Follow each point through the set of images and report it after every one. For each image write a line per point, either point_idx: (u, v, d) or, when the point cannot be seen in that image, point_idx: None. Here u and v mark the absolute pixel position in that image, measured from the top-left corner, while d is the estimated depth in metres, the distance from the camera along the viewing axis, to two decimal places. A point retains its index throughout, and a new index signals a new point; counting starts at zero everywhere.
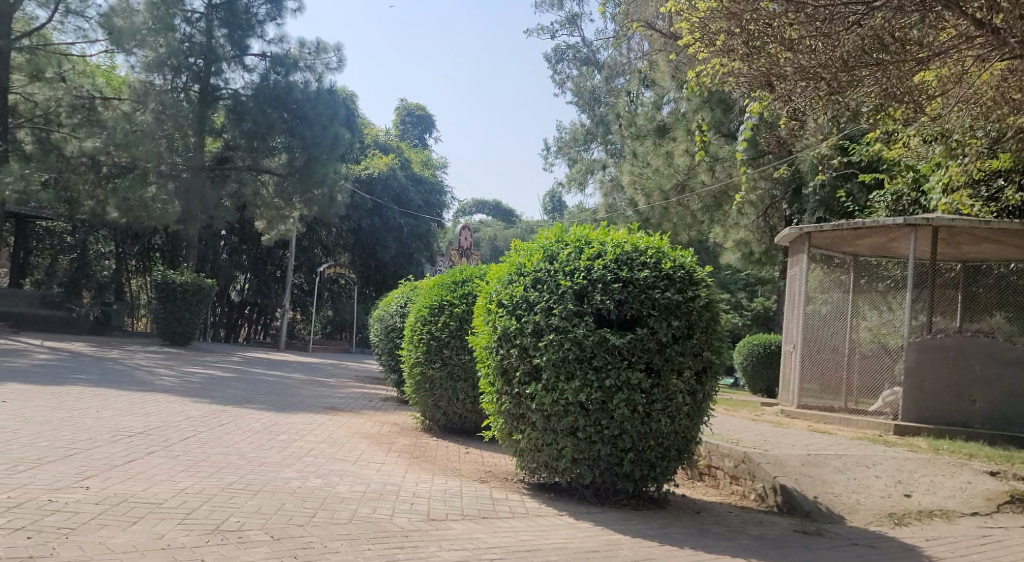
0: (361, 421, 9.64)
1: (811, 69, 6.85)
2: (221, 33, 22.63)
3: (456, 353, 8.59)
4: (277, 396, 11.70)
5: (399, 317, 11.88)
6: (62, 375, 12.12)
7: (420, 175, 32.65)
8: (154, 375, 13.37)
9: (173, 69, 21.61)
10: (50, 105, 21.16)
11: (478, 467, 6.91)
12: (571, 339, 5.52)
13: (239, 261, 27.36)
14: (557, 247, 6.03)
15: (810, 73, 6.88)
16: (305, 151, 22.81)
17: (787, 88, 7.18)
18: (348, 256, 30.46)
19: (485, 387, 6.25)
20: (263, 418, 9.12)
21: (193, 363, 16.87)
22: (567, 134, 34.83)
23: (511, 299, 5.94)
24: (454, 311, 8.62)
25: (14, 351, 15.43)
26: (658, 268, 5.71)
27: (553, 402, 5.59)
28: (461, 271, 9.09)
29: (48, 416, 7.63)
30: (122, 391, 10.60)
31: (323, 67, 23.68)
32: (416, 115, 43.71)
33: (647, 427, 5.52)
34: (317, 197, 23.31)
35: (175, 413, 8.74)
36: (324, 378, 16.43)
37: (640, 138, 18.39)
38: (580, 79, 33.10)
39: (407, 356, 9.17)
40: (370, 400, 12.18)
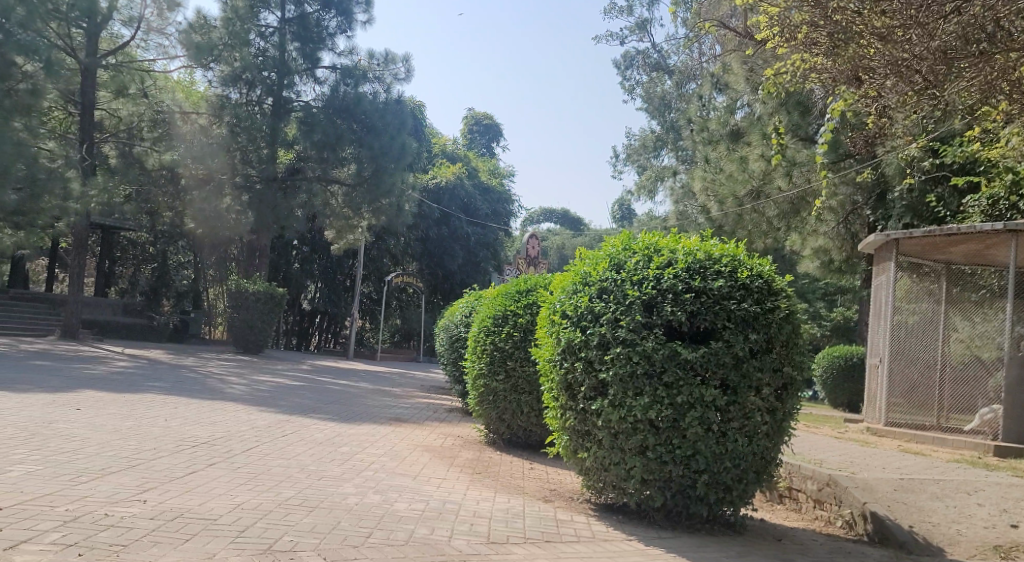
0: (424, 433, 9.50)
1: (904, 62, 6.46)
2: (294, 46, 23.08)
3: (520, 364, 8.35)
4: (342, 405, 11.68)
5: (464, 326, 11.74)
6: (137, 382, 12.35)
7: (488, 184, 32.64)
8: (223, 382, 13.55)
9: (248, 83, 22.36)
10: (133, 120, 21.78)
11: (542, 484, 6.64)
12: (640, 353, 5.19)
13: (310, 270, 27.81)
14: (624, 255, 5.71)
15: (903, 66, 6.48)
16: (373, 161, 22.93)
17: (876, 83, 6.78)
18: (417, 265, 30.67)
19: (548, 402, 5.96)
20: (326, 428, 9.05)
21: (264, 370, 17.11)
22: (636, 141, 34.29)
23: (576, 309, 5.65)
24: (519, 321, 8.39)
25: (95, 359, 15.91)
26: (734, 277, 5.35)
27: (621, 419, 5.27)
28: (526, 280, 8.86)
29: (117, 424, 7.67)
30: (191, 398, 10.71)
31: (392, 78, 24.00)
32: (485, 124, 43.83)
33: (722, 448, 5.15)
34: (385, 206, 23.56)
35: (241, 422, 8.74)
36: (390, 387, 16.43)
37: (714, 144, 17.93)
38: (650, 85, 32.44)
39: (470, 368, 8.98)
40: (434, 411, 12.04)
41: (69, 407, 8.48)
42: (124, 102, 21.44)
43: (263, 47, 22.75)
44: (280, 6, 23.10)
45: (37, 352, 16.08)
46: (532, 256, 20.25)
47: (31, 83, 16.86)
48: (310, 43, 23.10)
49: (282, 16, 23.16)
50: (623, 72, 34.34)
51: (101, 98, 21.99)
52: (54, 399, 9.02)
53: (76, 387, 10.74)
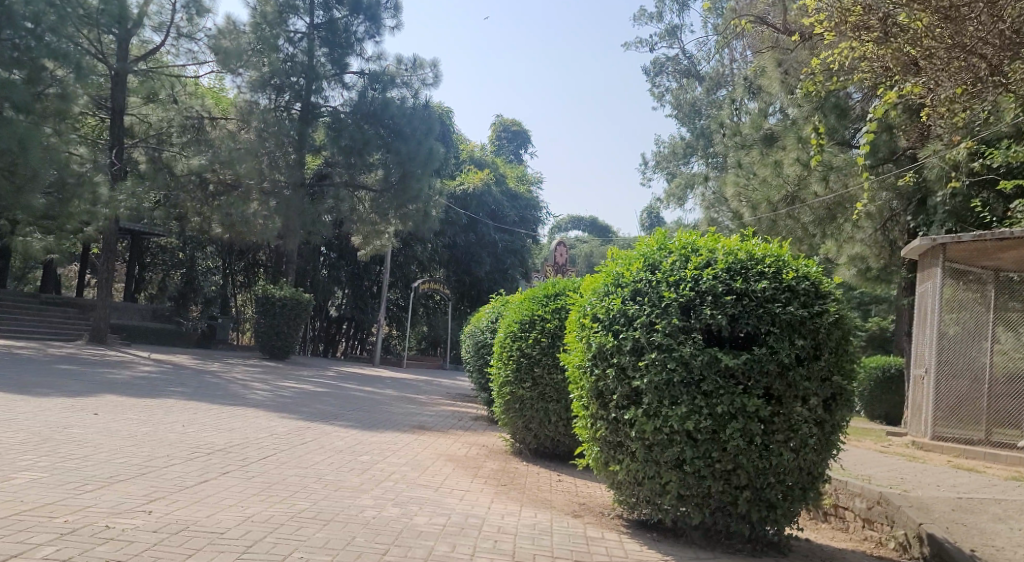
0: (449, 441, 9.19)
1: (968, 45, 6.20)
2: (323, 53, 23.06)
3: (547, 371, 8.02)
4: (365, 412, 11.44)
5: (490, 332, 11.44)
6: (160, 387, 12.21)
7: (515, 191, 32.38)
8: (246, 388, 13.38)
9: (276, 88, 22.35)
10: (163, 125, 21.94)
11: (571, 498, 6.30)
12: (677, 359, 4.85)
13: (337, 276, 27.74)
14: (660, 255, 5.36)
15: (966, 49, 6.22)
16: (400, 167, 22.85)
17: (933, 69, 6.52)
18: (444, 272, 30.48)
19: (578, 410, 5.62)
20: (348, 436, 8.78)
21: (288, 376, 16.95)
22: (666, 148, 33.84)
23: (607, 312, 5.32)
24: (546, 326, 8.07)
25: (121, 363, 15.85)
26: (779, 278, 4.98)
27: (656, 430, 4.92)
28: (554, 283, 8.54)
29: (133, 430, 7.47)
30: (212, 404, 10.52)
31: (420, 83, 23.83)
32: (512, 131, 43.62)
33: (766, 463, 4.78)
34: (411, 212, 23.45)
35: (260, 429, 8.50)
36: (415, 394, 16.18)
37: (747, 148, 17.51)
38: (680, 92, 31.98)
39: (497, 374, 8.67)
40: (459, 419, 11.74)
41: (86, 412, 8.30)
42: (154, 108, 21.58)
43: (292, 53, 22.66)
44: (309, 11, 23.06)
45: (63, 356, 16.04)
46: (560, 263, 19.92)
47: (60, 86, 16.93)
48: (337, 48, 23.04)
49: (311, 21, 23.12)
50: (652, 78, 33.97)
51: (131, 103, 22.11)
52: (72, 404, 8.86)
53: (98, 391, 10.61)
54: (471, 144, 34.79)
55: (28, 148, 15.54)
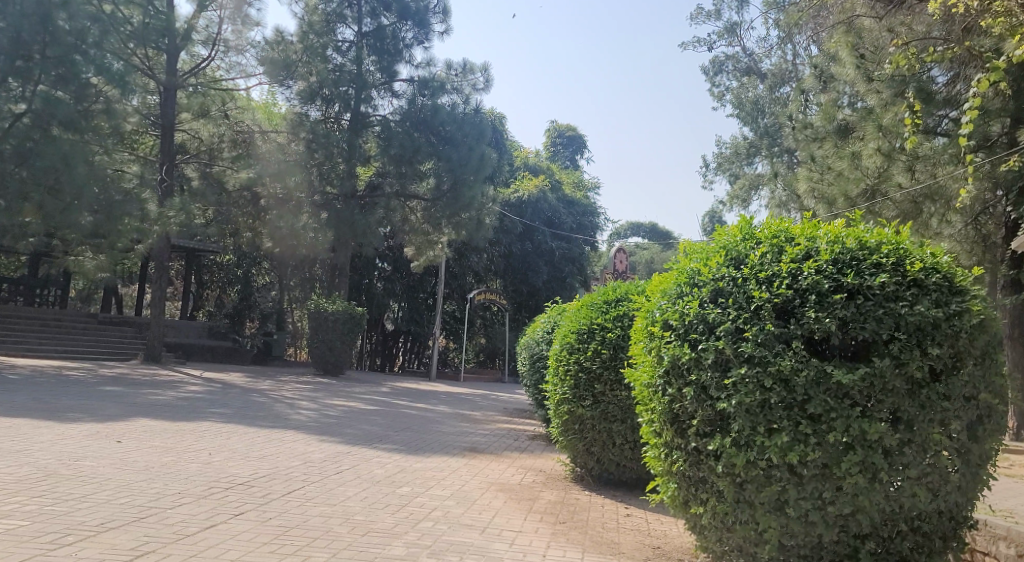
0: (502, 466, 8.28)
1: None
2: (372, 62, 22.48)
3: (609, 387, 7.08)
4: (413, 433, 10.64)
5: (545, 344, 10.54)
6: (202, 408, 11.64)
7: (572, 197, 31.51)
8: (292, 407, 12.72)
9: (326, 99, 21.85)
10: (214, 140, 21.84)
11: (642, 540, 5.33)
12: (774, 375, 3.86)
13: (392, 289, 27.28)
14: (745, 247, 4.36)
15: None
16: (451, 174, 22.23)
17: None
18: (500, 282, 29.76)
19: (648, 437, 4.67)
20: (390, 462, 7.95)
21: (338, 393, 16.31)
22: (727, 149, 32.40)
23: (681, 318, 4.34)
24: (606, 336, 7.15)
25: (169, 383, 15.42)
26: (902, 271, 3.94)
27: (750, 466, 3.93)
28: (614, 289, 7.65)
29: (153, 460, 6.78)
30: (251, 426, 9.84)
31: (471, 88, 23.14)
32: (568, 136, 42.77)
33: (895, 506, 3.76)
34: (465, 220, 22.74)
35: (294, 456, 7.75)
36: (469, 410, 15.36)
37: (820, 141, 16.20)
38: (740, 91, 30.19)
39: (552, 391, 7.75)
40: (515, 439, 10.84)
41: (110, 440, 7.66)
42: (205, 124, 21.44)
43: (341, 62, 22.15)
44: (357, 20, 22.64)
45: (112, 377, 15.69)
46: (620, 269, 18.93)
47: (106, 102, 16.72)
48: (386, 56, 22.42)
49: (359, 30, 22.67)
50: (711, 78, 32.69)
51: (183, 119, 22.00)
52: (98, 430, 8.26)
53: (133, 415, 10.04)
54: (526, 151, 34.01)
55: (72, 166, 15.57)
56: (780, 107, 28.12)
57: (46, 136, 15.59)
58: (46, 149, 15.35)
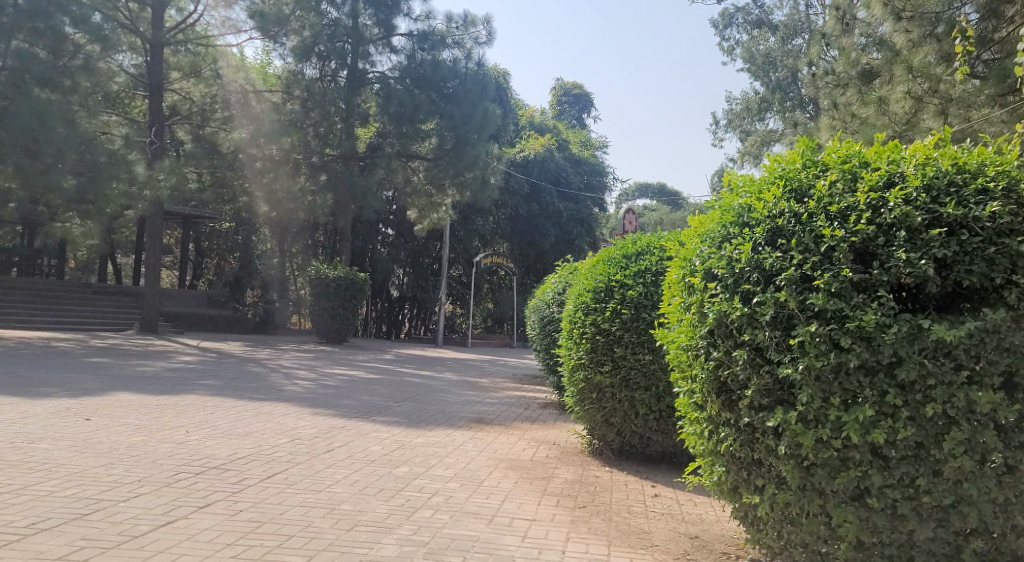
0: (512, 439, 7.53)
1: None
2: (368, 15, 21.41)
3: (631, 351, 6.31)
4: (417, 404, 9.90)
5: (556, 306, 9.76)
6: (192, 379, 10.91)
7: (579, 156, 30.56)
8: (288, 377, 12.00)
9: (321, 56, 20.73)
10: (206, 101, 20.95)
11: (675, 527, 4.58)
12: (854, 333, 3.06)
13: (397, 254, 26.46)
14: (809, 176, 3.51)
15: None
16: (454, 131, 21.23)
17: None
18: (507, 246, 28.87)
19: (685, 409, 3.89)
20: (389, 437, 7.20)
21: (339, 362, 15.62)
22: (738, 106, 31.20)
23: (730, 266, 3.53)
24: (626, 294, 6.38)
25: (162, 354, 14.73)
26: (1018, 196, 3.08)
27: (821, 447, 3.15)
28: (634, 241, 6.84)
29: (119, 440, 6.03)
30: (240, 399, 9.11)
31: (472, 42, 22.04)
32: (574, 94, 41.52)
33: (1010, 495, 2.97)
34: (469, 180, 21.82)
35: (283, 432, 7.01)
36: (476, 377, 14.65)
37: (842, 87, 15.09)
38: (751, 44, 28.85)
39: (566, 356, 6.98)
40: (526, 408, 10.09)
41: (77, 418, 6.93)
42: (197, 84, 20.58)
43: (336, 16, 20.91)
44: None
45: (103, 348, 15.00)
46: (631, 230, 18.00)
47: (85, 58, 15.94)
48: (383, 8, 21.34)
49: None
50: (720, 31, 31.42)
51: (173, 79, 21.16)
52: (68, 406, 7.52)
53: (113, 388, 9.31)
54: (531, 110, 32.95)
55: (49, 124, 14.85)
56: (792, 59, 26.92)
57: (23, 93, 14.89)
58: (22, 106, 14.64)
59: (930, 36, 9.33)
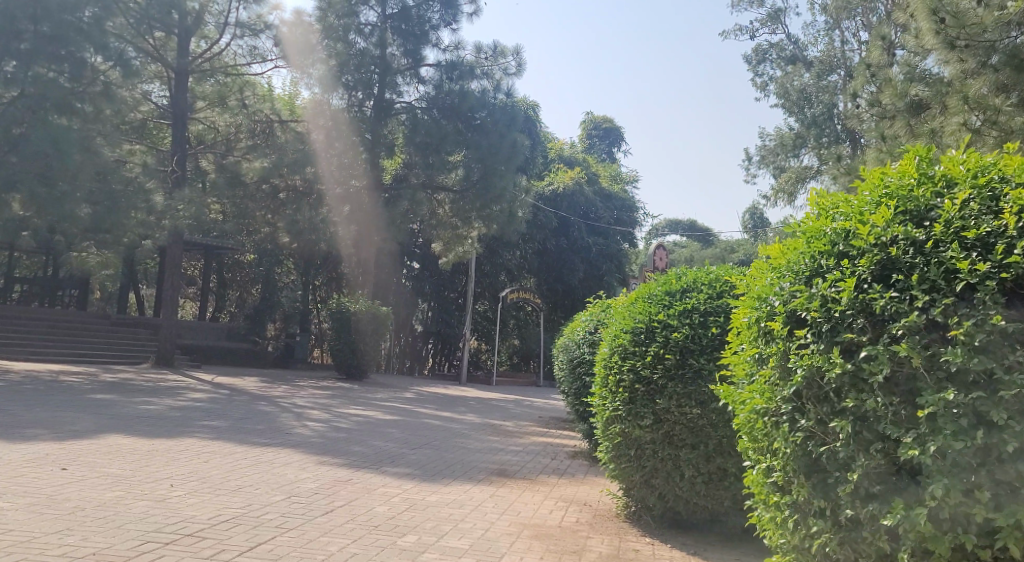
0: (538, 500, 6.67)
1: None
2: (396, 45, 20.84)
3: (675, 402, 5.49)
4: (435, 451, 9.07)
5: (587, 346, 8.97)
6: (195, 419, 10.17)
7: (609, 190, 29.90)
8: (299, 418, 11.23)
9: (348, 86, 20.15)
10: (231, 131, 20.62)
11: None
12: (1010, 405, 2.32)
13: (420, 288, 25.83)
14: (928, 194, 2.75)
15: None
16: (481, 163, 20.60)
17: None
18: (534, 281, 28.07)
19: (756, 489, 3.10)
20: (398, 494, 6.38)
21: (357, 401, 14.83)
22: (772, 142, 30.07)
23: (825, 308, 2.77)
24: (670, 336, 5.59)
25: (173, 389, 14.06)
26: None
27: (961, 556, 2.43)
28: (678, 276, 6.04)
29: (89, 497, 5.32)
30: (241, 444, 8.34)
31: (502, 73, 21.56)
32: (605, 128, 40.96)
33: None
34: (495, 213, 21.15)
35: (281, 487, 6.23)
36: (500, 420, 13.76)
37: (890, 119, 14.14)
38: (786, 79, 27.72)
39: (600, 405, 6.18)
40: (553, 458, 9.22)
41: (53, 467, 6.22)
42: (222, 113, 20.28)
43: (364, 46, 20.28)
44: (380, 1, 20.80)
45: (112, 383, 14.36)
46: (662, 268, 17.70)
47: (104, 84, 15.68)
48: (412, 39, 20.77)
49: (383, 11, 20.83)
50: (754, 67, 30.73)
51: (198, 108, 20.87)
52: (48, 452, 6.81)
53: (106, 429, 8.60)
54: (560, 142, 32.40)
55: (64, 150, 14.48)
56: (830, 95, 26.30)
57: (40, 120, 14.56)
58: (36, 134, 14.29)
59: (984, 65, 9.20)
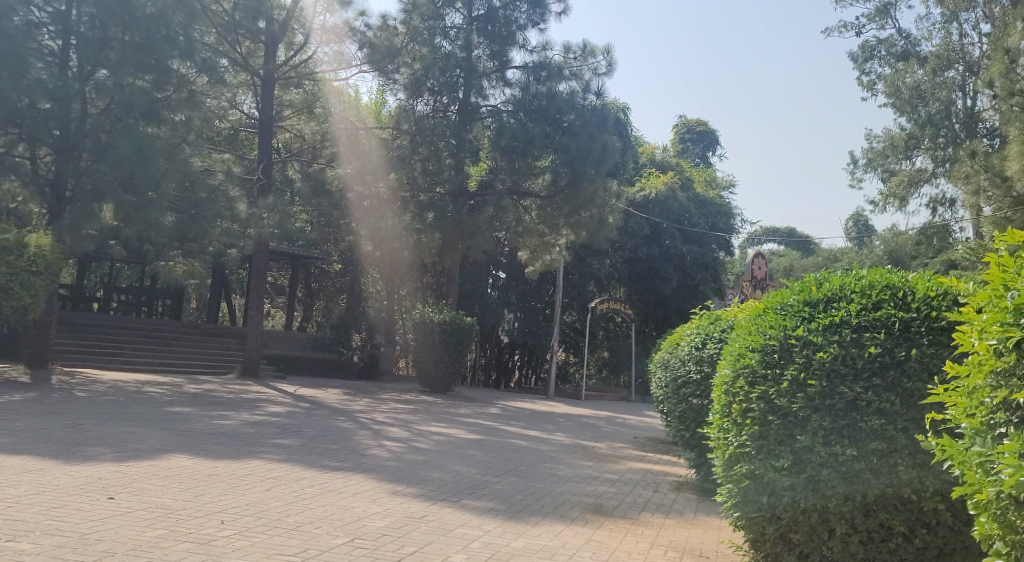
0: (643, 549, 5.61)
1: None
2: (482, 47, 20.15)
3: (821, 440, 4.39)
4: (522, 479, 8.14)
5: (694, 364, 7.98)
6: (268, 437, 9.54)
7: (704, 195, 28.52)
8: (378, 437, 10.49)
9: (433, 91, 19.65)
10: (317, 139, 20.49)
11: None
12: None
13: (507, 298, 25.09)
14: None
15: None
16: (569, 168, 19.47)
17: None
18: (625, 291, 26.95)
19: None
20: (478, 538, 5.45)
21: (441, 417, 14.07)
22: (879, 144, 27.54)
23: None
24: (814, 356, 4.48)
25: (253, 402, 13.60)
26: None
27: None
28: (820, 283, 4.91)
29: (124, 538, 4.60)
30: (310, 468, 7.61)
31: (591, 73, 20.58)
32: (698, 131, 39.40)
33: None
34: (585, 219, 20.14)
35: (345, 528, 5.37)
36: (591, 441, 12.72)
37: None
38: (897, 76, 25.37)
39: (721, 438, 5.13)
40: (656, 491, 8.13)
41: (99, 496, 5.57)
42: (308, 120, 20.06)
43: (449, 50, 19.62)
44: (466, 3, 20.27)
45: (194, 395, 14.03)
46: (760, 278, 16.10)
47: (189, 91, 15.50)
48: (498, 40, 20.16)
49: (469, 14, 20.35)
50: (860, 66, 28.77)
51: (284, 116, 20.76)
52: (99, 477, 6.19)
53: (172, 448, 8.01)
54: (651, 147, 31.19)
55: (148, 157, 14.25)
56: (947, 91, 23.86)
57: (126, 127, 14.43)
58: (122, 141, 14.14)
59: None
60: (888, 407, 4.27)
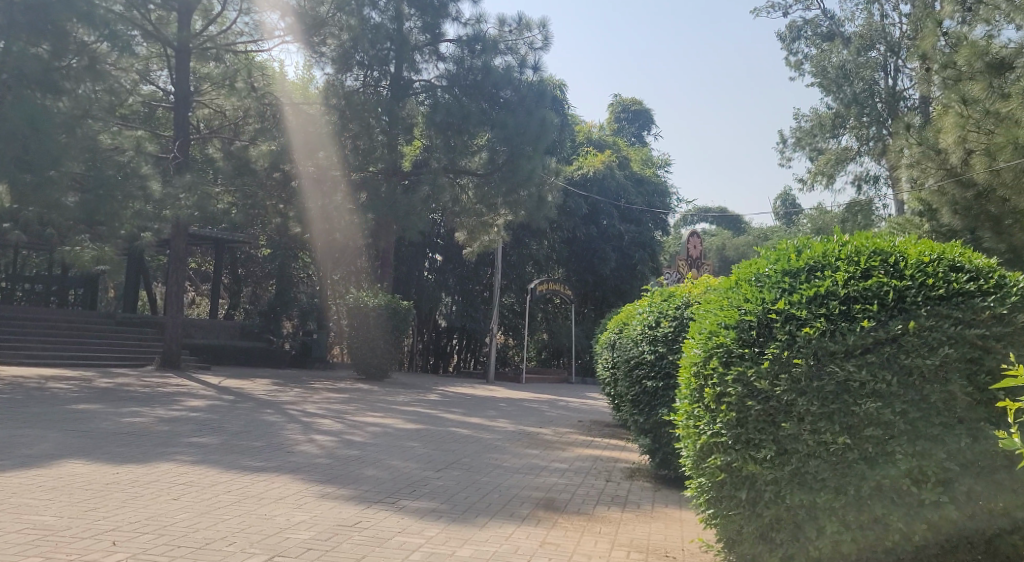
0: (603, 550, 5.04)
1: None
2: (413, 19, 19.18)
3: (808, 427, 3.86)
4: (465, 473, 7.50)
5: (647, 344, 7.47)
6: (183, 435, 8.65)
7: (641, 174, 28.25)
8: (308, 430, 9.69)
9: (362, 65, 18.70)
10: (238, 115, 19.27)
11: None
12: None
13: (444, 280, 24.34)
14: None
15: None
16: (507, 144, 18.92)
17: None
18: (563, 272, 26.50)
19: None
20: (420, 547, 4.78)
21: (377, 406, 13.32)
22: (807, 123, 27.56)
23: None
24: (798, 333, 3.96)
25: (172, 396, 12.61)
26: None
27: None
28: (799, 253, 4.40)
29: None
30: (228, 469, 6.80)
31: (527, 48, 19.78)
32: (634, 111, 39.25)
33: None
34: (524, 198, 19.40)
35: (264, 543, 4.62)
36: (536, 426, 12.16)
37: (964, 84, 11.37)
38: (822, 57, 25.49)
39: (690, 426, 4.57)
40: (610, 481, 7.59)
41: None
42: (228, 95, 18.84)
43: (379, 21, 18.55)
44: None
45: (104, 390, 12.92)
46: (695, 256, 16.00)
47: (91, 59, 14.20)
48: (429, 11, 19.08)
49: None
50: (787, 46, 28.82)
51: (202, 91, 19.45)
52: None
53: (68, 452, 7.09)
54: (588, 126, 30.76)
55: (42, 130, 13.09)
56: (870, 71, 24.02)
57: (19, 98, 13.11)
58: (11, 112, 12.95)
59: None
60: (885, 388, 3.73)
